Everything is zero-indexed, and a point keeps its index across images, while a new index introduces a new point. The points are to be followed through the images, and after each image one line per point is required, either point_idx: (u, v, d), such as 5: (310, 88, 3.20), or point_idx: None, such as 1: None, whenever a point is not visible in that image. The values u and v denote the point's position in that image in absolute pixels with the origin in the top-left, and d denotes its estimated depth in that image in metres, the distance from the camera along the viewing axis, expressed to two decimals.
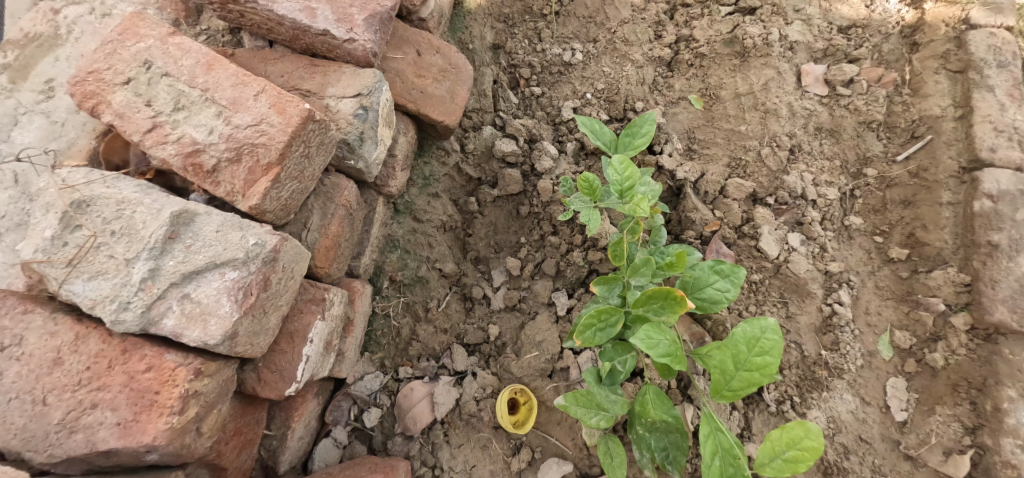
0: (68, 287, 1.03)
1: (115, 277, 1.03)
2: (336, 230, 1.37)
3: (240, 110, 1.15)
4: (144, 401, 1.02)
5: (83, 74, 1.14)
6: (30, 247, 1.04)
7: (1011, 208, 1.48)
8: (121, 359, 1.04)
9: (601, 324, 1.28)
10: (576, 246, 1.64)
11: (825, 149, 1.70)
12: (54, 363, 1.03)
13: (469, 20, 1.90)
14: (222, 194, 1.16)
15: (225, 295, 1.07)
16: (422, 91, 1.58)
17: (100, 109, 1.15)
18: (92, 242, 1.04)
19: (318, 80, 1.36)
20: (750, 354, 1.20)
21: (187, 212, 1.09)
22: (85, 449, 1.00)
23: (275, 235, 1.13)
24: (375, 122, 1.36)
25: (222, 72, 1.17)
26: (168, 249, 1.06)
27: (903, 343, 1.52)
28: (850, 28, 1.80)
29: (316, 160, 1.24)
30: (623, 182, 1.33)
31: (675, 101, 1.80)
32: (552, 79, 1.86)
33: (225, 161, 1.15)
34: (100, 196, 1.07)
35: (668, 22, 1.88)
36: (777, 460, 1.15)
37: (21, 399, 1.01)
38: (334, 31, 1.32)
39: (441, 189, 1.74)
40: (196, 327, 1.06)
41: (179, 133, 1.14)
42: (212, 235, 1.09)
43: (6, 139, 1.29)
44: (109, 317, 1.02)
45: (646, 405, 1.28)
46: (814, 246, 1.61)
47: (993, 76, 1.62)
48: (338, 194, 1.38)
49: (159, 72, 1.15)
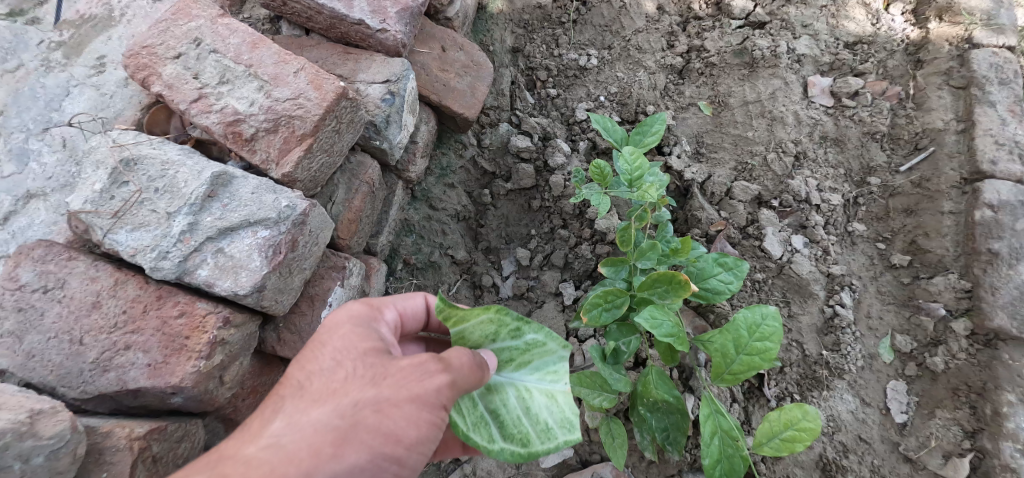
0: (112, 236, 1.11)
1: (156, 229, 1.12)
2: (359, 206, 1.45)
3: (280, 85, 1.25)
4: (175, 344, 1.09)
5: (137, 48, 1.25)
6: (80, 199, 1.14)
7: (1011, 218, 1.52)
8: (156, 305, 1.11)
9: (607, 305, 1.32)
10: (585, 240, 1.70)
11: (829, 158, 1.75)
12: (93, 306, 1.10)
13: (491, 24, 2.00)
14: (258, 161, 1.24)
15: (255, 250, 1.14)
16: (445, 84, 1.67)
17: (150, 80, 1.25)
18: (137, 197, 1.13)
19: (351, 67, 1.46)
20: (751, 339, 1.24)
21: (225, 175, 1.18)
22: (116, 386, 1.06)
23: (306, 200, 1.20)
24: (401, 108, 1.44)
25: (266, 51, 1.27)
26: (207, 206, 1.15)
27: (903, 347, 1.54)
28: (856, 44, 1.86)
29: (345, 137, 1.32)
30: (633, 171, 1.40)
31: (685, 107, 1.88)
32: (568, 81, 1.95)
33: (264, 131, 1.23)
34: (147, 157, 1.17)
35: (680, 33, 1.97)
36: (775, 440, 1.21)
37: (60, 338, 1.08)
38: (368, 21, 1.42)
39: (457, 180, 1.83)
40: (228, 278, 1.12)
41: (222, 104, 1.23)
42: (248, 196, 1.17)
43: (58, 108, 1.38)
44: (149, 264, 1.10)
45: (648, 385, 1.31)
46: (817, 249, 1.65)
47: (995, 93, 1.67)
48: (362, 172, 1.47)
49: (208, 49, 1.26)
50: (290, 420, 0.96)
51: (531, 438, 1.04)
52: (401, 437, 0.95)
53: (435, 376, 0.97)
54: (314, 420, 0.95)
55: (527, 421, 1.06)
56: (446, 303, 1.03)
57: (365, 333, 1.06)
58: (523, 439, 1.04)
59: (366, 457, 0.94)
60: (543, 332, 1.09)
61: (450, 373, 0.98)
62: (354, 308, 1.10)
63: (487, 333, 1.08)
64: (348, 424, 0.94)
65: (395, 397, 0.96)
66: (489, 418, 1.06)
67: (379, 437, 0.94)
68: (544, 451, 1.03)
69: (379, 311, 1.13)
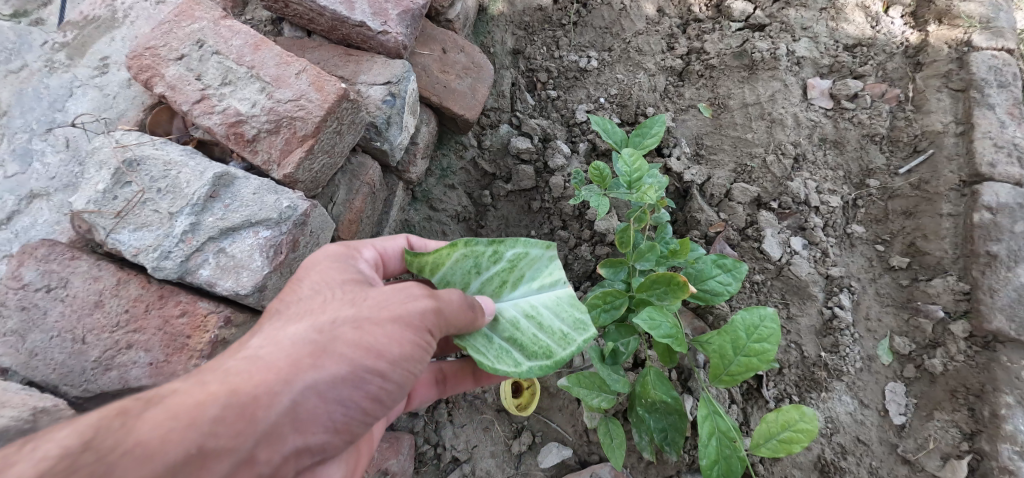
0: (115, 236, 1.12)
1: (158, 229, 1.13)
2: (360, 206, 1.46)
3: (282, 86, 1.25)
4: (176, 343, 1.10)
5: (140, 50, 1.26)
6: (83, 199, 1.15)
7: (1010, 220, 1.52)
8: (157, 305, 1.12)
9: (605, 305, 1.33)
10: (585, 241, 1.72)
11: (829, 160, 1.75)
12: (95, 305, 1.11)
13: (492, 25, 2.01)
14: (259, 162, 1.25)
15: (257, 250, 1.15)
16: (446, 86, 1.68)
17: (153, 81, 1.26)
18: (140, 197, 1.14)
19: (352, 68, 1.47)
20: (749, 340, 1.25)
21: (227, 175, 1.19)
22: (118, 385, 1.07)
23: (307, 200, 1.21)
24: (402, 109, 1.45)
25: (268, 53, 1.28)
26: (209, 207, 1.16)
27: (902, 348, 1.54)
28: (856, 46, 1.87)
29: (346, 138, 1.33)
30: (632, 173, 1.40)
31: (684, 109, 1.89)
32: (568, 83, 1.96)
33: (265, 132, 1.24)
34: (149, 157, 1.18)
35: (680, 35, 1.98)
36: (772, 440, 1.21)
37: (62, 337, 1.09)
38: (370, 23, 1.43)
39: (457, 181, 1.84)
40: (229, 278, 1.13)
41: (224, 105, 1.24)
42: (249, 197, 1.18)
43: (61, 108, 1.39)
44: (151, 263, 1.10)
45: (647, 385, 1.32)
46: (816, 251, 1.66)
47: (993, 95, 1.68)
48: (363, 173, 1.48)
49: (211, 50, 1.27)
50: (268, 336, 0.94)
51: (554, 350, 1.07)
52: (383, 353, 0.92)
53: (422, 299, 0.97)
54: (292, 332, 0.92)
55: (544, 334, 1.09)
56: (411, 253, 1.10)
57: (346, 269, 1.06)
58: (546, 353, 1.06)
59: (345, 369, 0.90)
60: (521, 246, 1.14)
61: (436, 299, 0.99)
62: (332, 249, 1.11)
63: (468, 269, 1.13)
64: (327, 336, 0.91)
65: (378, 314, 0.95)
66: (507, 345, 1.07)
67: (360, 350, 0.91)
68: (569, 354, 1.06)
69: (357, 250, 1.13)
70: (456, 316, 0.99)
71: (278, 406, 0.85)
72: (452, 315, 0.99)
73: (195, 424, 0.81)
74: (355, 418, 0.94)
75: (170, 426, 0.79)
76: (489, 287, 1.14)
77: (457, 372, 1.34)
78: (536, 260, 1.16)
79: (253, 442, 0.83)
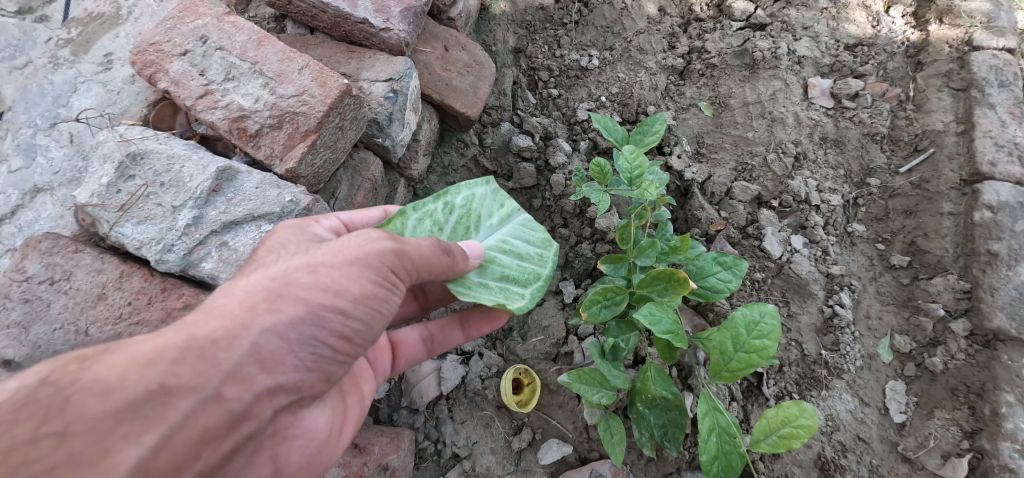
0: (118, 229, 1.13)
1: (161, 222, 1.13)
2: (362, 202, 1.47)
3: (285, 82, 1.26)
4: None
5: (144, 45, 1.27)
6: (86, 193, 1.15)
7: (1010, 219, 1.53)
8: (160, 297, 1.13)
9: (605, 301, 1.32)
10: (585, 239, 1.71)
11: (829, 159, 1.76)
12: (98, 298, 1.12)
13: (493, 24, 2.02)
14: (262, 157, 1.25)
15: (259, 243, 1.16)
16: (447, 84, 1.68)
17: (157, 77, 1.27)
18: (144, 191, 1.15)
19: (354, 65, 1.48)
20: (749, 336, 1.25)
21: (230, 169, 1.20)
22: None
23: (309, 195, 1.22)
24: (404, 106, 1.45)
25: (271, 49, 1.29)
26: (212, 200, 1.17)
27: (903, 347, 1.54)
28: (857, 46, 1.87)
29: (348, 134, 1.34)
30: (633, 170, 1.41)
31: (685, 108, 1.89)
32: (569, 82, 1.96)
33: (268, 127, 1.25)
34: (153, 151, 1.19)
35: (681, 34, 1.98)
36: (772, 436, 1.21)
37: (66, 329, 1.09)
38: (372, 20, 1.43)
39: (458, 179, 1.84)
40: (231, 271, 1.14)
41: (227, 100, 1.25)
42: (252, 191, 1.20)
43: (65, 104, 1.40)
44: (154, 256, 1.11)
45: (647, 382, 1.32)
46: (817, 250, 1.66)
47: (994, 95, 1.68)
48: (365, 169, 1.48)
49: (214, 46, 1.28)
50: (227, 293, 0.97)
51: (539, 269, 1.17)
52: (343, 290, 0.94)
53: (380, 242, 1.00)
54: (248, 283, 0.95)
55: (523, 263, 1.18)
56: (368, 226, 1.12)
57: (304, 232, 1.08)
58: (535, 274, 1.16)
59: (305, 309, 0.92)
60: (465, 189, 1.20)
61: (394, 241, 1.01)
62: (288, 220, 1.12)
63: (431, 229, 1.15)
64: (282, 283, 0.95)
65: (334, 259, 0.97)
66: (497, 283, 1.14)
67: (319, 291, 0.93)
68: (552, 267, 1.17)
69: (313, 218, 1.14)
70: (425, 260, 1.01)
71: (237, 349, 0.88)
72: (418, 258, 1.00)
73: (153, 365, 0.84)
74: (325, 356, 0.96)
75: (129, 367, 0.83)
76: (456, 237, 1.18)
77: (441, 330, 1.34)
78: (482, 199, 1.23)
79: (218, 381, 0.86)
